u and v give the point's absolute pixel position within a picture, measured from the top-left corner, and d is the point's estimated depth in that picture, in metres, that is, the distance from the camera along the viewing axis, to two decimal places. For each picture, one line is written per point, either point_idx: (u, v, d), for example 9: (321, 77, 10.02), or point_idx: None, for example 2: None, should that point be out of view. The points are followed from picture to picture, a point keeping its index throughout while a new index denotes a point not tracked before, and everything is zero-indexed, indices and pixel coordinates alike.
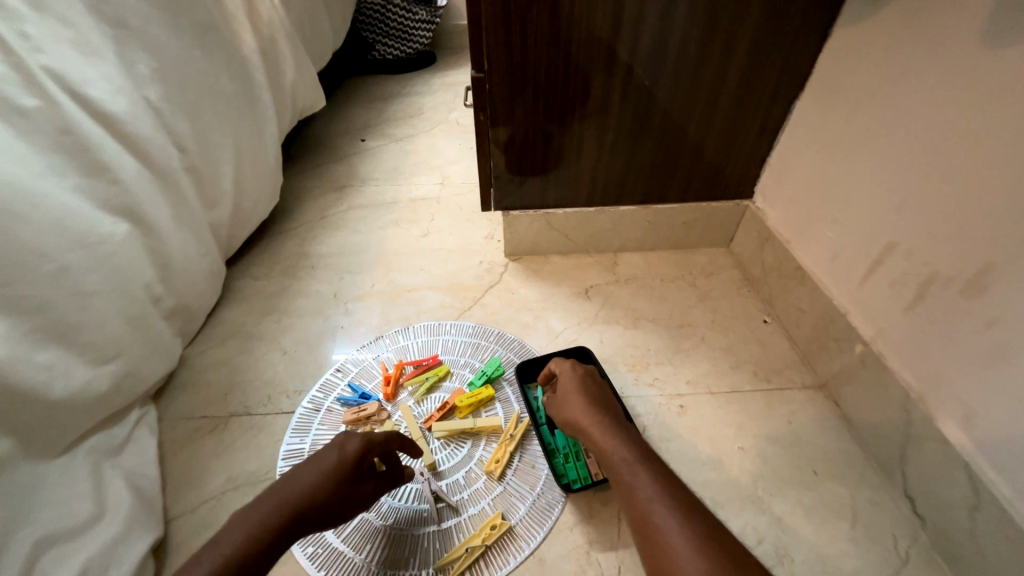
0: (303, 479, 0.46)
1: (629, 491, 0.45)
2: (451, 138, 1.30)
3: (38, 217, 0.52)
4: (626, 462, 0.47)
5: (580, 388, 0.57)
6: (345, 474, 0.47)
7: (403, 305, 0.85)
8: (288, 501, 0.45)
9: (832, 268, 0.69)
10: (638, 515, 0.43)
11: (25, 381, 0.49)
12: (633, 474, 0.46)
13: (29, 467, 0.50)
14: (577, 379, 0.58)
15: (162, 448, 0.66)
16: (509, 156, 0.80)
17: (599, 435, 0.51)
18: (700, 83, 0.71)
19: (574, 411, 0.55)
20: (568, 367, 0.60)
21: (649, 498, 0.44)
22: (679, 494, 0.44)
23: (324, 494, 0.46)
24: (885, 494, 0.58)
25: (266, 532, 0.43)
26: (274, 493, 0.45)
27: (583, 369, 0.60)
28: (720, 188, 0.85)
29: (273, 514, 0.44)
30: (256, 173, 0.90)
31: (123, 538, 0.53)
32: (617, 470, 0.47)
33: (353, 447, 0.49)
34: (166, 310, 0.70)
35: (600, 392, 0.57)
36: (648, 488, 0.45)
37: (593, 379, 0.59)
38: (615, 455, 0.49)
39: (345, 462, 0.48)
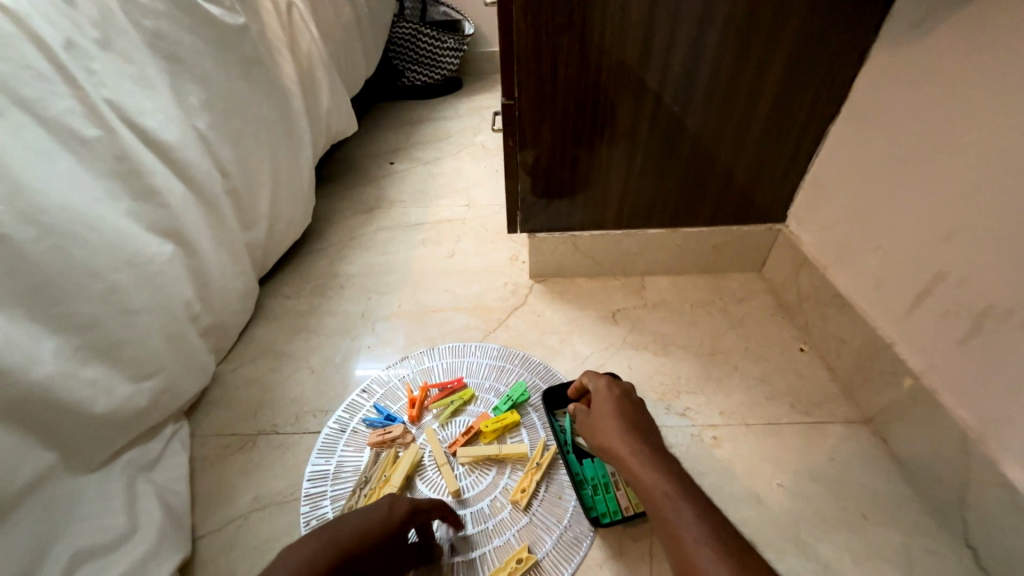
0: (352, 527, 0.47)
1: (671, 530, 0.44)
2: (477, 161, 1.33)
3: (93, 239, 0.55)
4: (668, 495, 0.47)
5: (615, 411, 0.56)
6: (388, 534, 0.48)
7: (428, 326, 0.85)
8: (337, 545, 0.45)
9: (874, 296, 0.66)
10: (681, 556, 0.42)
11: (72, 396, 0.51)
12: (675, 510, 0.45)
13: (68, 481, 0.51)
14: (611, 400, 0.57)
15: (193, 464, 0.67)
16: (536, 180, 0.81)
17: (638, 465, 0.50)
18: (733, 106, 0.70)
19: (610, 436, 0.53)
20: (604, 387, 0.59)
21: (693, 540, 0.43)
22: (724, 533, 0.43)
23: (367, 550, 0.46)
24: (945, 543, 0.54)
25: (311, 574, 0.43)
26: (324, 533, 0.46)
27: (620, 389, 0.59)
28: (751, 212, 0.83)
29: (321, 555, 0.44)
30: (291, 196, 0.94)
31: (152, 555, 0.53)
32: (657, 505, 0.46)
33: (402, 508, 0.50)
34: (203, 328, 0.72)
35: (637, 415, 0.56)
36: (691, 528, 0.44)
37: (629, 400, 0.58)
38: (655, 489, 0.48)
39: (391, 522, 0.48)
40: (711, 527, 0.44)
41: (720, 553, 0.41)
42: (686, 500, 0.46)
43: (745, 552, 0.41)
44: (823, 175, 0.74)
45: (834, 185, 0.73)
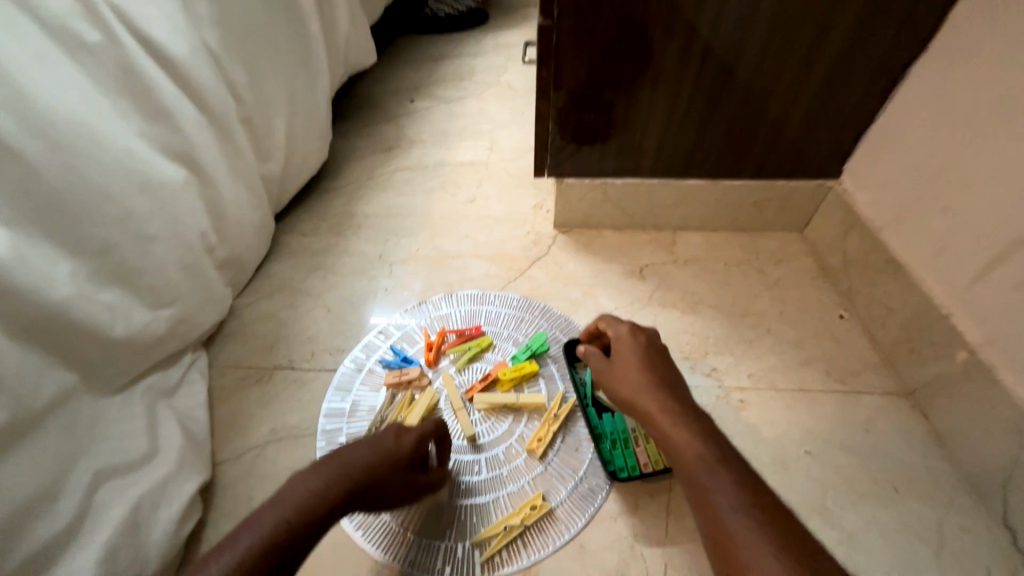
0: (362, 457, 0.45)
1: (704, 494, 0.41)
2: (501, 102, 1.24)
3: (103, 157, 0.51)
4: (700, 456, 0.44)
5: (642, 364, 0.53)
6: (399, 462, 0.46)
7: (446, 271, 0.82)
8: (348, 475, 0.43)
9: (936, 263, 0.59)
10: (712, 521, 0.40)
11: (91, 320, 0.50)
12: (709, 474, 0.42)
13: (91, 403, 0.51)
14: (639, 353, 0.54)
15: (212, 393, 0.67)
16: (568, 119, 0.74)
17: (667, 422, 0.47)
18: (794, 48, 0.63)
19: (639, 392, 0.51)
20: (626, 333, 0.57)
21: (729, 507, 0.40)
22: (764, 503, 0.40)
23: (379, 479, 0.45)
24: (979, 521, 0.52)
25: (324, 504, 0.42)
26: (333, 464, 0.44)
27: (645, 339, 0.56)
28: (803, 166, 0.75)
29: (333, 486, 0.42)
30: (308, 128, 0.88)
31: (172, 478, 0.54)
32: (690, 467, 0.43)
33: (411, 438, 0.48)
34: (219, 261, 0.70)
35: (666, 370, 0.53)
36: (727, 495, 0.40)
37: (658, 355, 0.55)
38: (688, 452, 0.44)
39: (402, 451, 0.47)
40: (749, 494, 0.41)
41: (757, 523, 0.38)
42: (723, 464, 0.43)
43: (786, 525, 0.38)
44: (888, 128, 0.67)
45: (899, 136, 0.65)
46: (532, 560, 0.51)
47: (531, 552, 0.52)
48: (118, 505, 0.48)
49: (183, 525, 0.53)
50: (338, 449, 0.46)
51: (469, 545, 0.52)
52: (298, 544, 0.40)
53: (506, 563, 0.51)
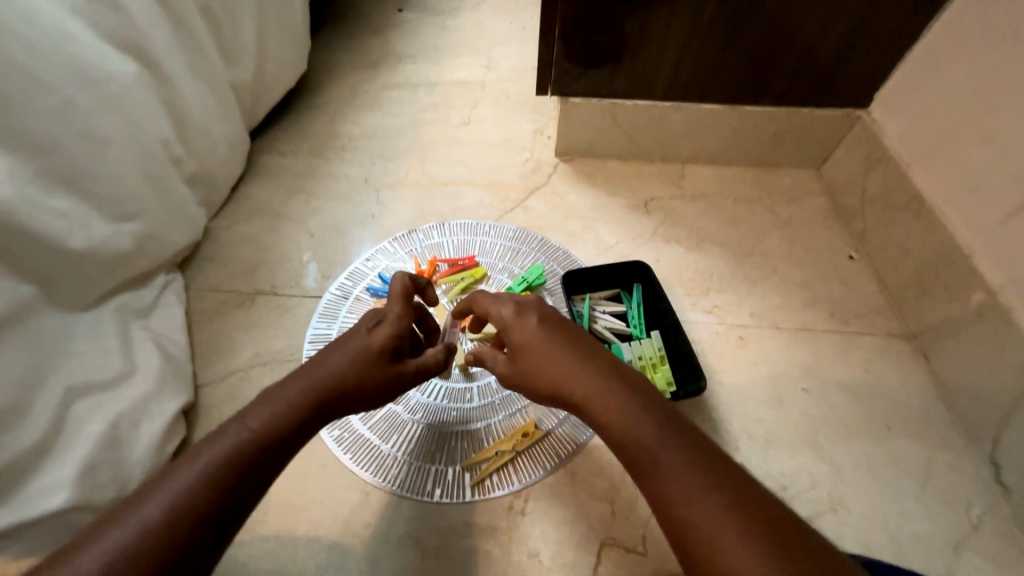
0: (333, 361, 0.39)
1: (656, 483, 0.32)
2: (501, 14, 1.11)
3: (29, 35, 0.44)
4: (644, 446, 0.33)
5: (545, 344, 0.40)
6: (381, 359, 0.40)
7: (439, 199, 0.77)
8: (318, 381, 0.38)
9: (965, 202, 0.56)
10: (673, 518, 0.31)
11: (41, 227, 0.45)
12: (656, 459, 0.33)
13: (54, 318, 0.48)
14: (541, 329, 0.41)
15: (190, 317, 0.64)
16: (578, 26, 0.64)
17: (596, 408, 0.36)
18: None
19: (550, 370, 0.39)
20: (515, 315, 0.42)
21: (688, 496, 0.31)
22: (725, 473, 0.32)
23: (357, 381, 0.39)
24: (966, 458, 0.53)
25: (296, 413, 0.37)
26: (301, 374, 0.38)
27: (537, 317, 0.42)
28: (831, 94, 0.69)
29: (304, 395, 0.37)
30: (282, 29, 0.78)
31: (154, 397, 0.52)
32: (634, 455, 0.34)
33: (385, 333, 0.42)
34: (188, 175, 0.64)
35: (575, 336, 0.41)
36: (682, 477, 0.32)
37: (555, 326, 0.41)
38: (628, 433, 0.34)
39: (379, 348, 0.41)
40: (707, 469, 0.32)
41: (721, 505, 0.30)
42: (668, 441, 0.33)
43: (755, 499, 0.31)
44: (935, 51, 0.60)
45: (945, 62, 0.59)
46: (523, 484, 0.51)
47: (522, 477, 0.52)
48: (94, 422, 0.46)
49: (169, 442, 0.52)
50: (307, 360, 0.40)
51: (460, 469, 0.52)
52: (273, 458, 0.35)
53: (496, 487, 0.51)
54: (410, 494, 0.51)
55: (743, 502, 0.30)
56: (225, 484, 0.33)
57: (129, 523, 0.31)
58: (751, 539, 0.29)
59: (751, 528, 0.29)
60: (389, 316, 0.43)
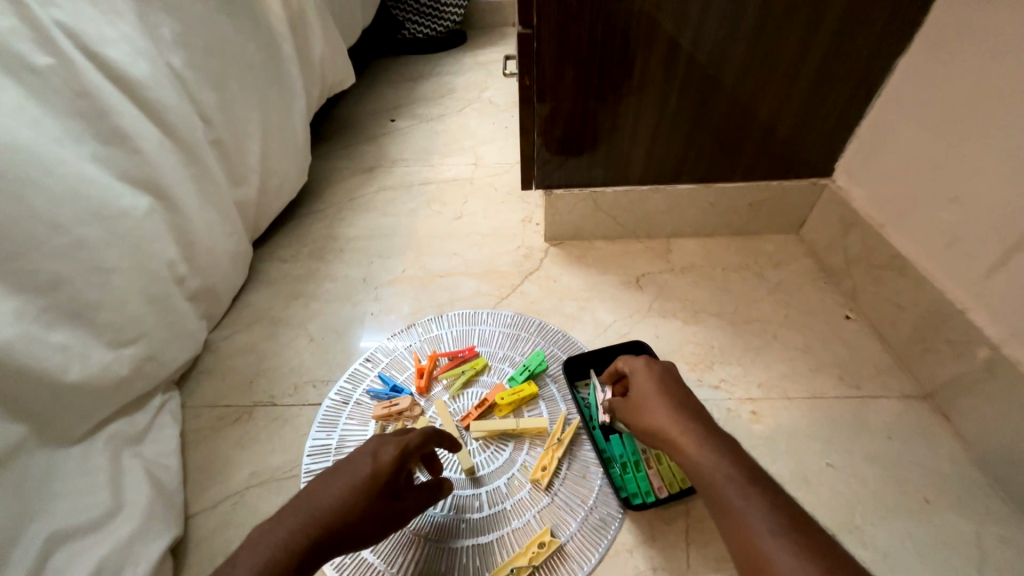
0: (330, 496, 0.38)
1: (736, 525, 0.36)
2: (484, 117, 1.23)
3: (53, 185, 0.48)
4: (734, 482, 0.38)
5: (663, 393, 0.47)
6: (379, 488, 0.40)
7: (436, 291, 0.78)
8: (314, 520, 0.37)
9: (944, 257, 0.59)
10: (753, 562, 0.34)
11: (38, 364, 0.45)
12: (744, 498, 0.37)
13: (42, 456, 0.46)
14: (655, 381, 0.48)
15: (185, 437, 0.62)
16: (554, 130, 0.71)
17: (690, 446, 0.41)
18: (780, 53, 0.62)
19: (651, 410, 0.46)
20: (642, 367, 0.50)
21: (767, 540, 0.34)
22: (808, 532, 0.35)
23: (353, 517, 0.38)
24: (1016, 528, 0.50)
25: (286, 561, 0.36)
26: (298, 510, 0.38)
27: (664, 368, 0.49)
28: (794, 167, 0.74)
29: (298, 537, 0.37)
30: (285, 151, 0.85)
31: (138, 537, 0.48)
32: (718, 495, 0.38)
33: (390, 456, 0.41)
34: (191, 292, 0.65)
35: (685, 394, 0.47)
36: (763, 520, 0.35)
37: (673, 378, 0.49)
38: (716, 474, 0.39)
39: (380, 475, 0.40)
40: (790, 521, 0.35)
41: (789, 547, 0.34)
42: (744, 486, 0.38)
43: (839, 563, 0.33)
44: (881, 125, 0.66)
45: (896, 132, 0.64)
46: None
47: None
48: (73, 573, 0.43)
49: None
50: (304, 491, 0.40)
51: None
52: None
53: None
54: None
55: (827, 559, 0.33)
56: None
57: None
58: None
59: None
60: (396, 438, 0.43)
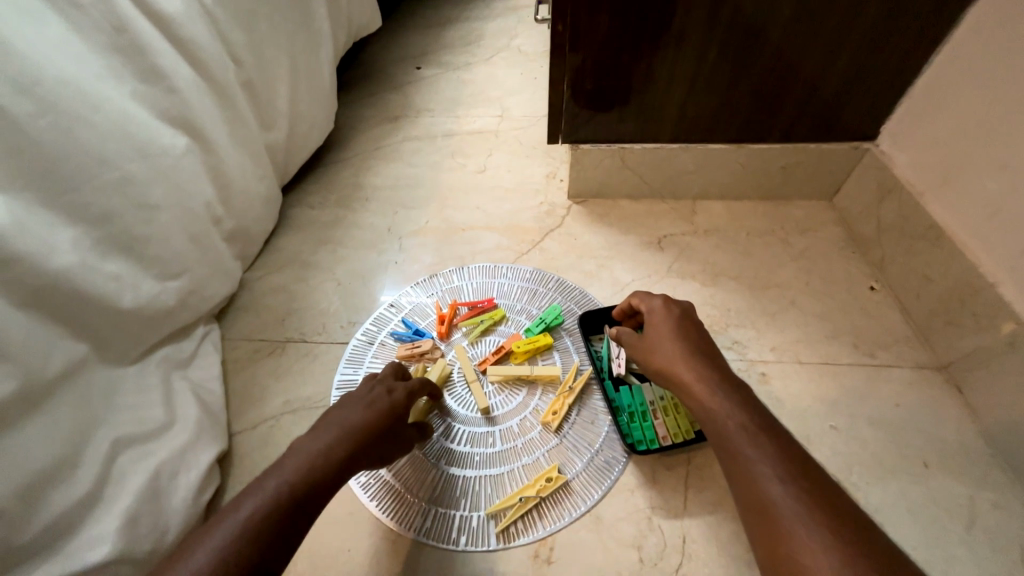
0: (356, 417, 0.44)
1: (744, 467, 0.38)
2: (511, 67, 1.18)
3: (100, 120, 0.50)
4: (742, 426, 0.40)
5: (680, 336, 0.48)
6: (397, 414, 0.47)
7: (458, 243, 0.80)
8: (345, 435, 0.43)
9: (983, 229, 0.57)
10: (757, 500, 0.37)
11: (96, 289, 0.49)
12: (750, 441, 0.39)
13: (103, 372, 0.51)
14: (674, 324, 0.49)
15: (225, 365, 0.67)
16: (584, 81, 0.69)
17: (702, 390, 0.43)
18: (835, 1, 0.58)
19: (666, 352, 0.47)
20: (661, 307, 0.51)
21: (773, 483, 0.36)
22: (808, 476, 0.37)
23: (376, 434, 0.44)
24: (1013, 497, 0.51)
25: (326, 466, 0.41)
26: (330, 427, 0.43)
27: (680, 311, 0.51)
28: (835, 129, 0.71)
29: (334, 448, 0.42)
30: (312, 96, 0.85)
31: (191, 447, 0.54)
32: (728, 440, 0.40)
33: (402, 390, 0.49)
34: (227, 232, 0.69)
35: (702, 340, 0.48)
36: (766, 462, 0.38)
37: (691, 321, 0.50)
38: (728, 421, 0.41)
39: (397, 403, 0.47)
40: (795, 468, 0.37)
41: (787, 485, 0.36)
42: (752, 431, 0.40)
43: (834, 504, 0.35)
44: (937, 85, 0.62)
45: (951, 93, 0.60)
46: (549, 531, 0.51)
47: (547, 523, 0.51)
48: (138, 472, 0.49)
49: (203, 491, 0.53)
50: (330, 416, 0.45)
51: (484, 516, 0.52)
52: (307, 507, 0.39)
53: (521, 534, 0.51)
54: (434, 541, 0.51)
55: (828, 506, 0.35)
56: (264, 534, 0.37)
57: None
58: (809, 518, 0.34)
59: (832, 527, 0.34)
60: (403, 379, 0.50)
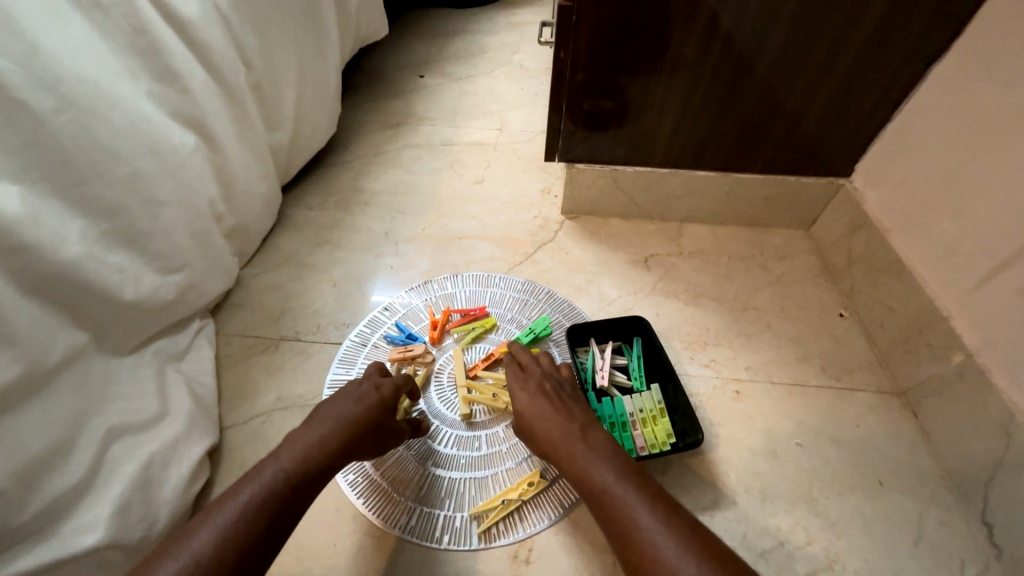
0: (348, 412, 0.48)
1: (624, 527, 0.40)
2: (513, 82, 1.22)
3: (113, 117, 0.51)
4: (615, 485, 0.43)
5: (540, 406, 0.52)
6: (385, 409, 0.50)
7: (453, 252, 0.82)
8: (341, 428, 0.46)
9: (942, 267, 0.61)
10: (634, 550, 0.39)
11: (100, 280, 0.50)
12: (623, 498, 0.42)
13: (100, 361, 0.52)
14: (534, 397, 0.53)
15: (219, 360, 0.68)
16: (582, 105, 0.73)
17: (576, 457, 0.46)
18: (813, 51, 0.63)
19: (539, 429, 0.51)
20: (519, 381, 0.56)
21: (648, 534, 0.39)
22: (676, 519, 0.40)
23: (367, 425, 0.48)
24: (958, 516, 0.55)
25: (322, 455, 0.44)
26: (324, 421, 0.47)
27: (536, 380, 0.55)
28: (814, 164, 0.76)
29: (329, 440, 0.45)
30: (317, 99, 0.87)
31: (183, 439, 0.55)
32: (607, 501, 0.42)
33: (389, 387, 0.52)
34: (227, 229, 0.70)
35: (559, 402, 0.52)
36: (642, 516, 0.40)
37: (546, 387, 0.54)
38: (602, 481, 0.43)
39: (384, 399, 0.51)
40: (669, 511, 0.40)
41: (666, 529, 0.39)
42: (626, 483, 0.43)
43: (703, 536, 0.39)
44: (903, 133, 0.67)
45: (914, 142, 0.66)
46: (529, 533, 0.53)
47: (527, 526, 0.54)
48: (130, 461, 0.50)
49: (193, 483, 0.55)
50: (320, 410, 0.48)
51: (467, 517, 0.54)
52: (304, 490, 0.42)
53: (501, 535, 0.53)
54: (419, 540, 0.53)
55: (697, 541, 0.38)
56: (262, 515, 0.39)
57: (180, 554, 0.36)
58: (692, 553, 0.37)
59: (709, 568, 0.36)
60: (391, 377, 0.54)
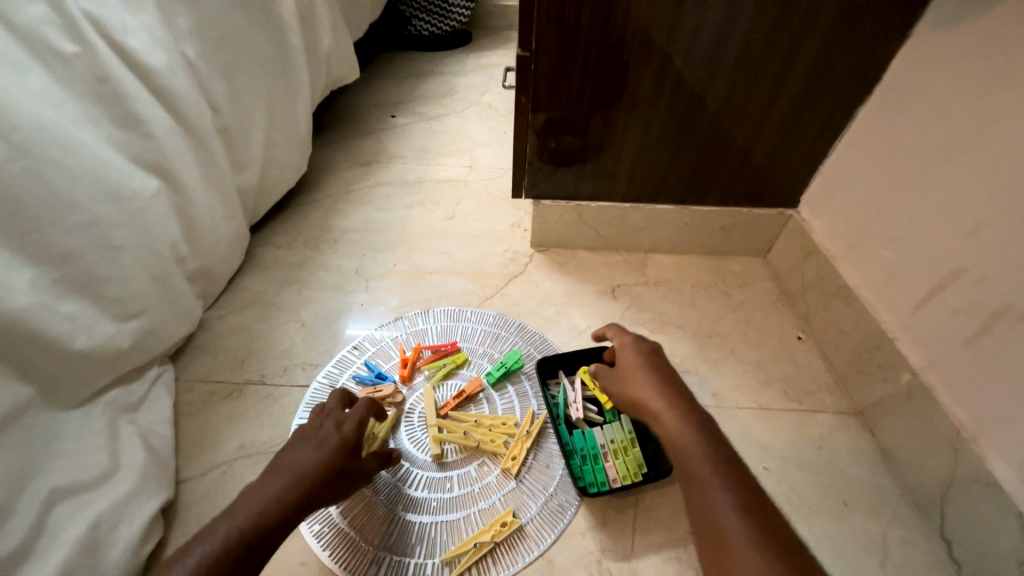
0: (307, 459, 0.46)
1: (701, 495, 0.42)
2: (482, 121, 1.27)
3: (70, 164, 0.51)
4: (706, 459, 0.44)
5: (647, 369, 0.54)
6: (347, 450, 0.48)
7: (424, 287, 0.83)
8: (299, 477, 0.45)
9: (884, 290, 0.65)
10: (705, 514, 0.41)
11: (47, 332, 0.48)
12: (708, 473, 0.43)
13: (46, 416, 0.49)
14: (641, 360, 0.55)
15: (177, 408, 0.65)
16: (545, 144, 0.76)
17: (672, 423, 0.48)
18: (756, 92, 0.69)
19: (637, 390, 0.53)
20: (630, 344, 0.58)
21: (724, 508, 0.41)
22: (760, 509, 0.41)
23: (329, 471, 0.46)
24: (919, 533, 0.56)
25: (279, 508, 0.43)
26: (282, 471, 0.45)
27: (648, 348, 0.57)
28: (764, 196, 0.81)
29: (286, 491, 0.44)
30: (287, 140, 0.89)
31: (134, 496, 0.52)
32: (693, 471, 0.44)
33: (351, 427, 0.50)
34: (191, 271, 0.69)
35: (667, 373, 0.54)
36: (722, 493, 0.42)
37: (656, 356, 0.56)
38: (693, 454, 0.45)
39: (347, 441, 0.49)
40: (747, 498, 0.42)
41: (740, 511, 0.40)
42: (717, 462, 0.44)
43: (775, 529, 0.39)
44: (841, 166, 0.73)
45: (851, 174, 0.71)
46: None
47: (500, 569, 0.52)
48: (74, 524, 0.46)
49: (144, 543, 0.51)
50: (281, 458, 0.47)
51: (438, 563, 0.52)
52: (261, 546, 0.41)
53: None
54: None
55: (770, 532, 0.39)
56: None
57: None
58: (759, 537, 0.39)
59: (775, 555, 0.37)
60: (353, 412, 0.52)
